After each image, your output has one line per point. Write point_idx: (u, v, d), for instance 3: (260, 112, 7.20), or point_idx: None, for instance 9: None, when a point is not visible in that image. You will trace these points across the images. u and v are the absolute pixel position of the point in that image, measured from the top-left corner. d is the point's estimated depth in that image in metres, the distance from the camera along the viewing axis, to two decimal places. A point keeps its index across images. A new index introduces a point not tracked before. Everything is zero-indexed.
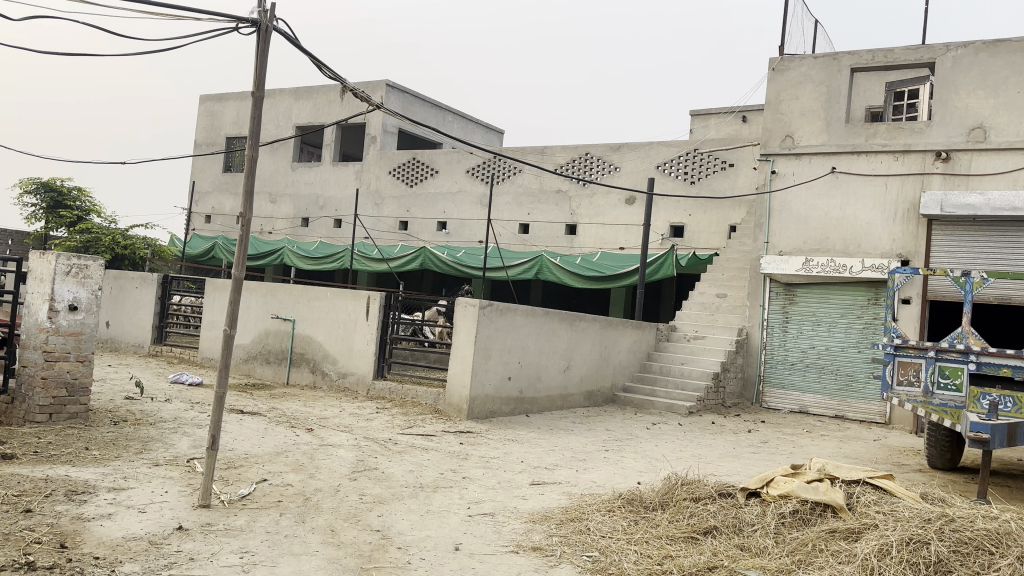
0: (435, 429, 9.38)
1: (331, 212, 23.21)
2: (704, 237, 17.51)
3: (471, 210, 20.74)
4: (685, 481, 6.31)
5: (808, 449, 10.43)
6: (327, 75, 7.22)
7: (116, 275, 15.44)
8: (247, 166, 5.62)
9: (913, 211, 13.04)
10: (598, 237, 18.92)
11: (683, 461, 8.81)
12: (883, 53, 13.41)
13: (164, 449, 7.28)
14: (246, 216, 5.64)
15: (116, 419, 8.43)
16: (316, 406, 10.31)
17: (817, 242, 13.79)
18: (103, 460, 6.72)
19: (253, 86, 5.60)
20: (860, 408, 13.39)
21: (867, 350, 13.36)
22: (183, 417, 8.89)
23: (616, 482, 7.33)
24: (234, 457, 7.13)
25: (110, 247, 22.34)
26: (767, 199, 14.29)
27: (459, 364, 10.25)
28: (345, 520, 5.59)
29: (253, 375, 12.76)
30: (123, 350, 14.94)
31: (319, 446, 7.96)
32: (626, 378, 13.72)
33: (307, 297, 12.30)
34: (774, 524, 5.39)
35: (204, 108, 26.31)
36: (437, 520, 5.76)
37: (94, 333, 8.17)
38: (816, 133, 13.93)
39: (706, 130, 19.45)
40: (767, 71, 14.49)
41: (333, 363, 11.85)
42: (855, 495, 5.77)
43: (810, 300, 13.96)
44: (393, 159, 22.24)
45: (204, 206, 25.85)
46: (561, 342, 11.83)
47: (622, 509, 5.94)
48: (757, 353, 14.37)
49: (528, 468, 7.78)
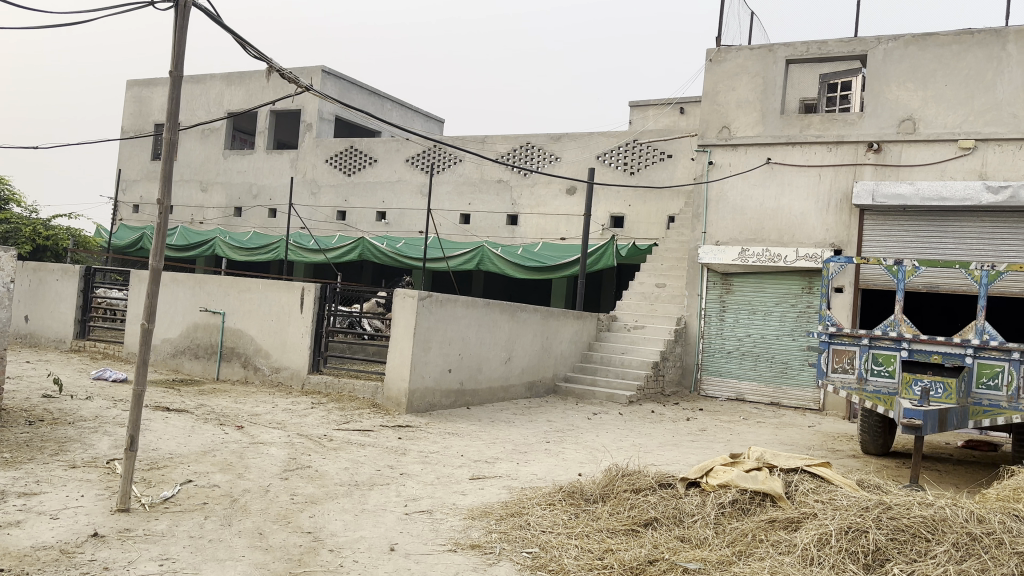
0: (372, 424, 9.15)
1: (265, 202, 22.58)
2: (643, 227, 17.58)
3: (411, 199, 20.44)
4: (626, 472, 6.22)
5: (745, 437, 10.54)
6: (252, 55, 6.90)
7: (35, 267, 14.69)
8: (164, 149, 5.30)
9: (846, 202, 13.27)
10: (539, 227, 18.84)
11: (624, 450, 8.78)
12: (817, 45, 13.53)
13: (82, 451, 6.88)
14: (165, 203, 5.32)
15: (31, 419, 7.96)
16: (247, 403, 9.95)
17: (753, 231, 13.95)
18: (14, 463, 6.31)
19: (171, 65, 5.28)
20: (794, 395, 13.61)
21: (801, 337, 13.59)
22: (104, 416, 8.47)
23: (557, 474, 7.23)
24: (158, 458, 6.79)
25: (30, 238, 21.31)
26: (705, 189, 14.39)
27: (397, 357, 10.02)
28: (275, 522, 5.34)
29: (181, 370, 12.28)
30: (43, 345, 14.23)
31: (250, 444, 7.64)
32: (567, 368, 13.67)
33: (238, 289, 11.89)
34: (714, 515, 5.35)
35: (131, 93, 25.32)
36: (371, 519, 5.55)
37: (5, 329, 7.68)
38: (752, 124, 14.06)
39: (645, 120, 19.53)
40: (704, 62, 14.56)
41: (266, 357, 11.48)
42: (792, 483, 5.78)
43: (746, 289, 14.12)
44: (329, 147, 21.75)
45: (131, 195, 24.90)
46: (502, 333, 11.69)
47: (562, 503, 5.83)
48: (695, 343, 14.48)
49: (468, 462, 7.62)
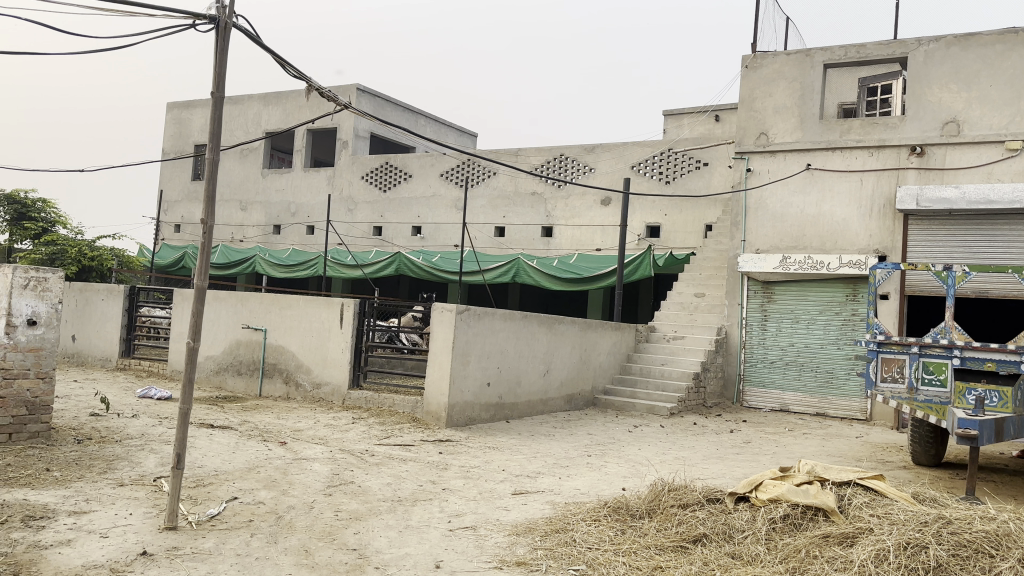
0: (413, 438, 9.14)
1: (303, 219, 22.84)
2: (680, 236, 17.42)
3: (446, 213, 20.51)
4: (672, 487, 6.12)
5: (791, 449, 10.32)
6: (291, 75, 6.98)
7: (81, 288, 15.01)
8: (207, 169, 5.35)
9: (889, 207, 13.01)
10: (575, 238, 18.76)
11: (667, 464, 8.64)
12: (856, 49, 13.34)
13: (130, 468, 6.97)
14: (208, 222, 5.37)
15: (80, 437, 8.10)
16: (289, 419, 10.01)
17: (794, 239, 13.73)
18: (64, 481, 6.41)
19: (213, 85, 5.34)
20: (840, 405, 13.33)
21: (846, 346, 13.31)
22: (151, 434, 8.57)
23: (600, 489, 7.13)
24: (203, 475, 6.85)
25: (76, 259, 21.81)
26: (743, 197, 14.22)
27: (437, 371, 10.01)
28: (320, 539, 5.34)
29: (224, 387, 12.41)
30: (90, 364, 14.50)
31: (293, 460, 7.67)
32: (606, 380, 13.55)
33: (279, 306, 12.01)
34: (765, 530, 5.22)
35: (172, 115, 25.85)
36: (416, 536, 5.52)
37: (55, 349, 7.82)
38: (791, 130, 13.86)
39: (680, 129, 19.39)
40: (740, 68, 14.41)
41: (307, 373, 11.56)
42: (846, 497, 5.62)
43: (788, 297, 13.89)
44: (365, 164, 21.94)
45: (173, 215, 25.38)
46: (540, 346, 11.63)
47: (608, 519, 5.73)
48: (736, 353, 14.27)
49: (510, 477, 7.56)
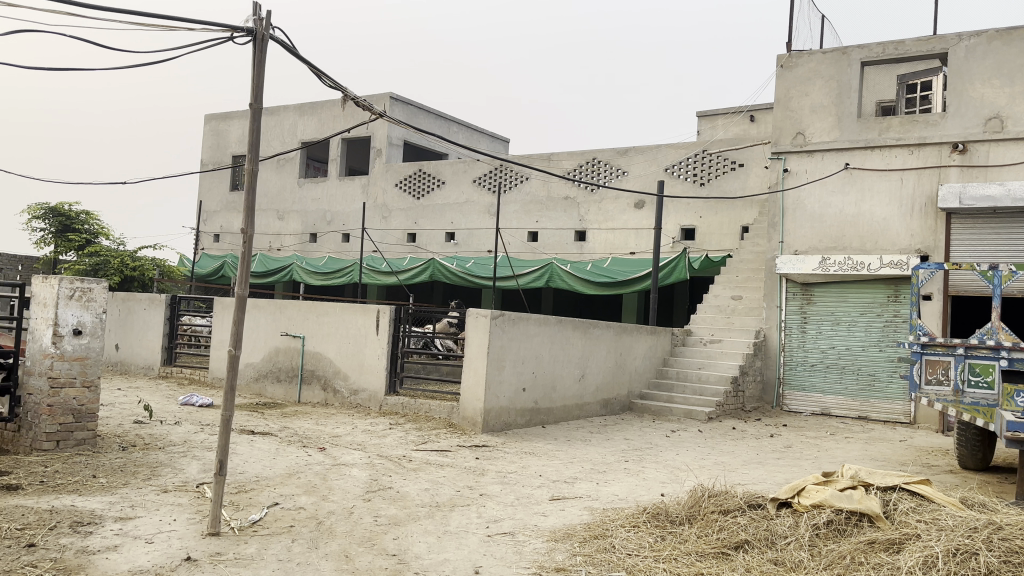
0: (450, 444, 9.16)
1: (339, 227, 23.07)
2: (716, 238, 17.25)
3: (479, 219, 20.57)
4: (712, 492, 6.05)
5: (833, 453, 10.14)
6: (327, 85, 7.06)
7: (124, 297, 15.32)
8: (246, 180, 5.43)
9: (930, 206, 12.76)
10: (609, 242, 18.68)
11: (707, 469, 8.55)
12: (894, 46, 13.12)
13: (173, 475, 7.08)
14: (248, 232, 5.45)
15: (125, 444, 8.25)
16: (328, 425, 10.10)
17: (834, 239, 13.53)
18: (110, 488, 6.54)
19: (251, 97, 5.43)
20: (883, 408, 13.08)
21: (888, 348, 13.07)
22: (193, 440, 8.71)
23: (639, 494, 7.08)
24: (245, 481, 6.93)
25: (119, 269, 22.28)
26: (780, 198, 14.05)
27: (472, 377, 10.03)
28: (360, 545, 5.37)
29: (263, 394, 12.56)
30: (133, 372, 14.79)
31: (332, 465, 7.74)
32: (642, 384, 13.46)
33: (316, 313, 12.13)
34: (809, 536, 5.14)
35: (210, 127, 26.30)
36: (454, 542, 5.53)
37: (99, 357, 7.99)
38: (828, 129, 13.66)
39: (714, 130, 19.23)
40: (775, 68, 14.25)
41: (344, 379, 11.66)
42: (891, 502, 5.51)
43: (828, 299, 13.68)
44: (399, 171, 22.11)
45: (212, 225, 25.80)
46: (576, 351, 11.60)
47: (648, 525, 5.68)
48: (776, 356, 14.08)
49: (547, 482, 7.53)
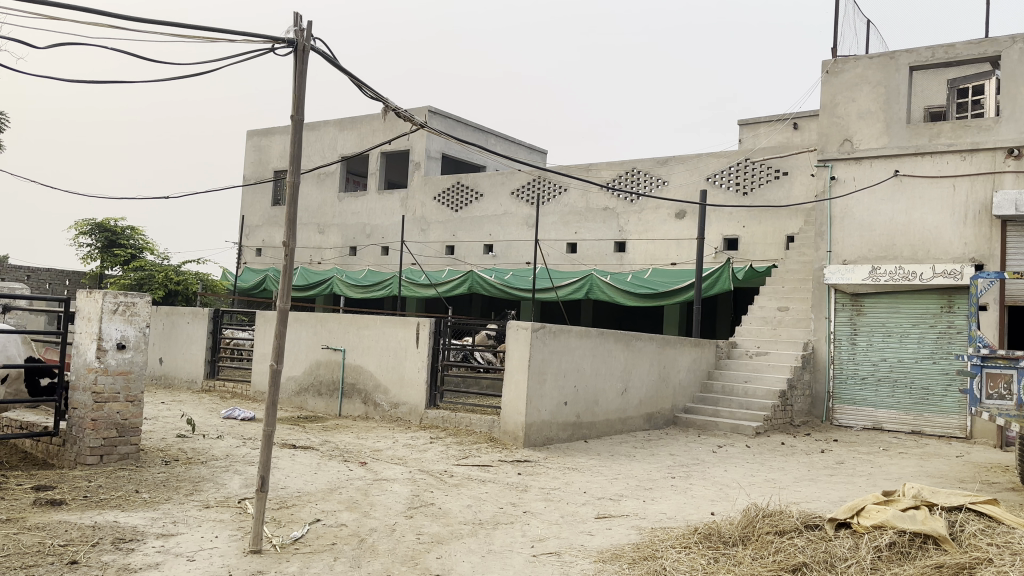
0: (491, 459, 9.02)
1: (378, 240, 23.15)
2: (760, 248, 16.92)
3: (518, 231, 20.48)
4: (766, 512, 5.82)
5: (888, 469, 9.78)
6: (368, 96, 7.02)
7: (167, 311, 15.50)
8: (288, 192, 5.38)
9: (985, 213, 12.33)
10: (649, 253, 18.43)
11: (757, 487, 8.29)
12: (944, 49, 12.73)
13: (215, 490, 7.05)
14: (289, 245, 5.39)
15: (167, 458, 8.27)
16: (369, 439, 10.02)
17: (884, 248, 13.15)
18: (152, 503, 6.52)
19: (292, 109, 5.38)
20: (938, 423, 12.64)
21: (942, 360, 12.65)
22: (235, 454, 8.70)
23: (688, 513, 6.87)
24: (286, 496, 6.87)
25: (163, 283, 22.62)
26: (827, 206, 13.70)
27: (514, 391, 9.88)
28: (403, 564, 5.25)
29: (305, 408, 12.56)
30: (177, 385, 14.93)
31: (374, 481, 7.65)
32: (686, 399, 13.19)
33: (357, 326, 12.11)
34: (871, 559, 4.89)
35: (252, 143, 26.66)
36: (499, 562, 5.38)
37: (142, 372, 8.03)
38: (876, 135, 13.32)
39: (756, 139, 18.95)
40: (820, 74, 13.95)
41: (385, 393, 11.60)
42: (958, 523, 5.23)
43: (879, 310, 13.28)
44: (437, 184, 22.14)
45: (254, 239, 26.09)
46: (618, 364, 11.39)
47: (699, 545, 5.47)
48: (825, 368, 13.70)
49: (592, 499, 7.34)
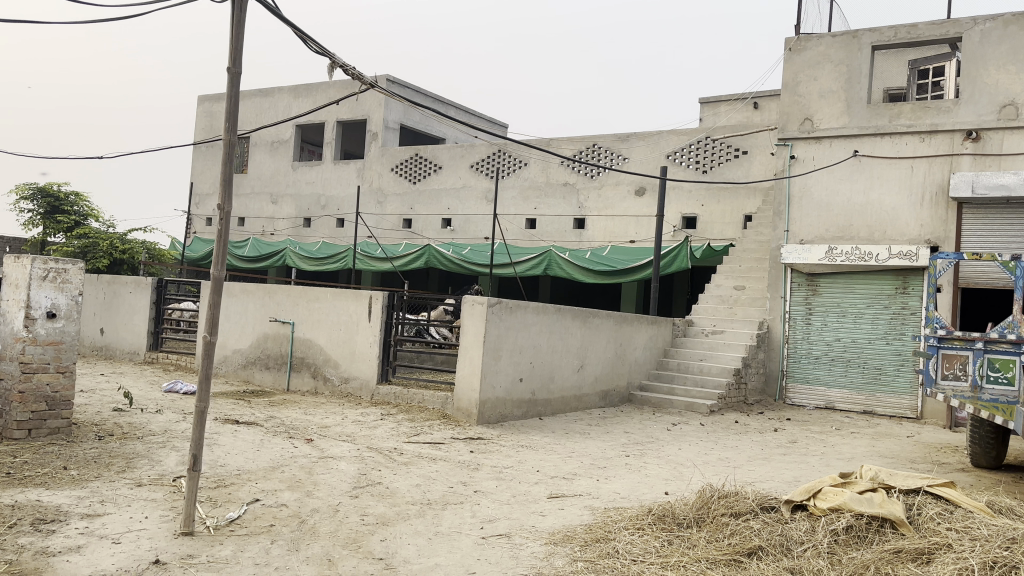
0: (443, 436, 8.78)
1: (333, 212, 22.62)
2: (718, 228, 16.86)
3: (476, 205, 20.13)
4: (722, 493, 5.67)
5: (840, 449, 9.77)
6: (313, 50, 6.96)
7: (109, 280, 14.88)
8: (224, 152, 5.01)
9: (942, 195, 12.38)
10: (608, 230, 18.28)
11: (711, 466, 8.19)
12: (906, 29, 12.66)
13: (149, 468, 6.68)
14: (225, 209, 5.02)
15: (102, 433, 7.87)
16: (317, 414, 9.70)
17: (841, 228, 13.15)
18: (80, 481, 6.14)
19: (228, 62, 5.00)
20: (889, 403, 12.73)
21: (895, 341, 12.72)
22: (174, 430, 8.31)
23: (641, 493, 6.72)
24: (225, 474, 6.55)
25: (108, 252, 21.84)
26: (786, 185, 13.63)
27: (468, 366, 9.64)
28: (344, 547, 4.99)
29: (252, 382, 12.17)
30: (118, 358, 14.37)
31: (319, 458, 7.35)
32: (642, 376, 13.09)
33: (307, 299, 11.72)
34: (827, 543, 4.78)
35: (202, 108, 25.78)
36: (446, 544, 5.14)
37: (75, 342, 7.60)
38: (837, 115, 13.26)
39: (717, 117, 18.86)
40: (783, 51, 13.80)
41: (335, 367, 11.26)
42: (915, 506, 5.15)
43: (834, 290, 13.30)
44: (395, 156, 21.64)
45: (204, 208, 25.32)
46: (574, 341, 11.22)
47: (653, 527, 5.30)
48: (780, 347, 13.72)
49: (545, 478, 7.15)
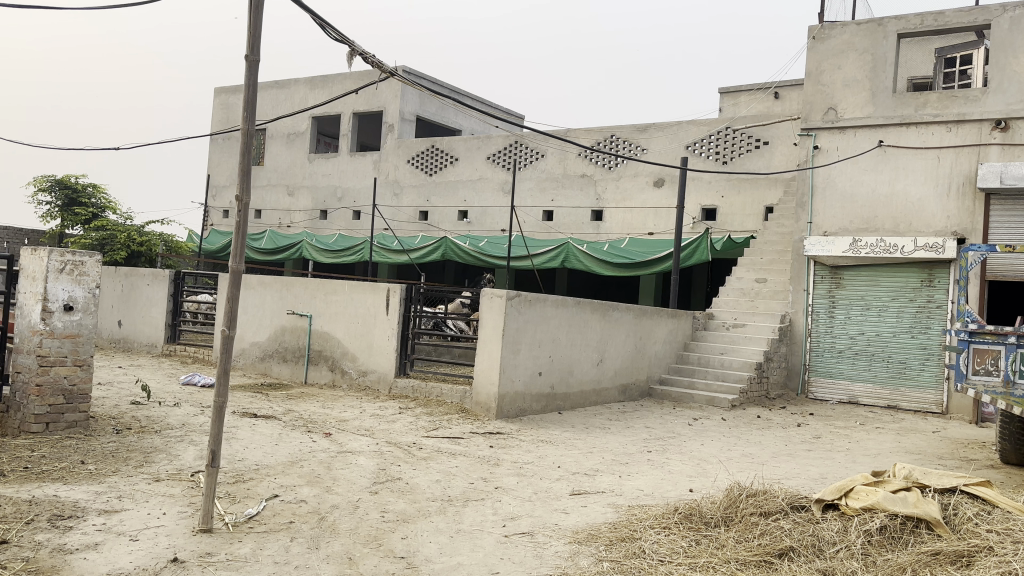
0: (462, 430, 8.69)
1: (350, 204, 22.56)
2: (738, 219, 16.64)
3: (493, 197, 20.00)
4: (751, 492, 5.53)
5: (865, 445, 9.59)
6: (332, 37, 6.95)
7: (128, 273, 14.88)
8: (241, 142, 4.90)
9: (969, 185, 12.12)
10: (626, 222, 18.11)
11: (735, 462, 8.05)
12: (933, 17, 12.36)
13: (167, 462, 6.63)
14: (244, 200, 4.92)
15: (120, 427, 7.83)
16: (335, 408, 9.63)
17: (866, 220, 12.92)
18: (98, 476, 6.08)
19: (246, 49, 4.89)
20: (914, 398, 12.52)
21: (921, 335, 12.50)
22: (192, 423, 8.27)
23: (666, 490, 6.60)
24: (243, 469, 6.48)
25: (125, 244, 21.89)
26: (810, 176, 13.40)
27: (486, 360, 9.53)
28: (365, 545, 4.89)
29: (269, 374, 12.13)
30: (136, 350, 14.38)
31: (338, 453, 7.27)
32: (661, 369, 12.94)
33: (325, 291, 11.66)
34: (861, 544, 4.64)
35: (219, 100, 25.78)
36: (468, 543, 5.04)
37: (92, 335, 7.55)
38: (861, 104, 13.01)
39: (737, 107, 18.63)
40: (806, 40, 13.56)
41: (353, 360, 11.19)
42: (951, 506, 4.99)
43: (858, 283, 13.08)
44: (411, 148, 21.51)
45: (221, 201, 25.36)
46: (594, 334, 11.08)
47: (679, 526, 5.17)
48: (802, 341, 13.52)
49: (567, 475, 7.04)
